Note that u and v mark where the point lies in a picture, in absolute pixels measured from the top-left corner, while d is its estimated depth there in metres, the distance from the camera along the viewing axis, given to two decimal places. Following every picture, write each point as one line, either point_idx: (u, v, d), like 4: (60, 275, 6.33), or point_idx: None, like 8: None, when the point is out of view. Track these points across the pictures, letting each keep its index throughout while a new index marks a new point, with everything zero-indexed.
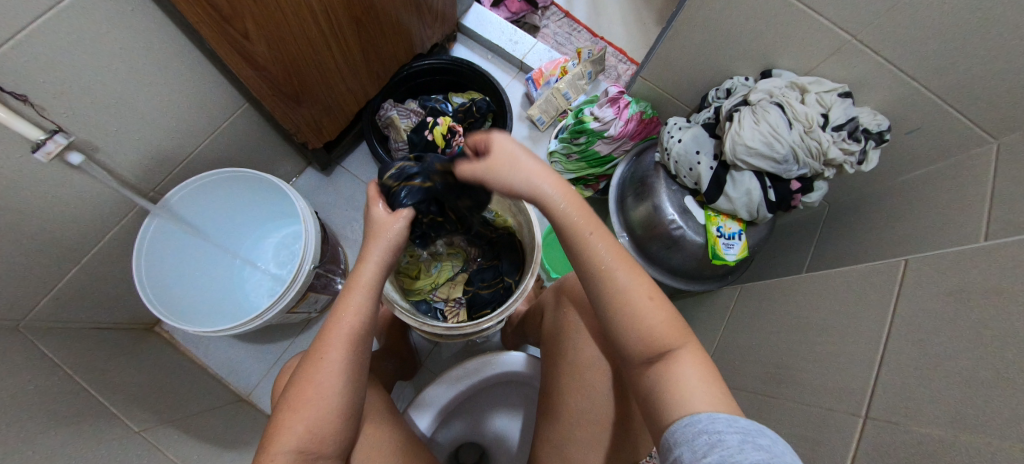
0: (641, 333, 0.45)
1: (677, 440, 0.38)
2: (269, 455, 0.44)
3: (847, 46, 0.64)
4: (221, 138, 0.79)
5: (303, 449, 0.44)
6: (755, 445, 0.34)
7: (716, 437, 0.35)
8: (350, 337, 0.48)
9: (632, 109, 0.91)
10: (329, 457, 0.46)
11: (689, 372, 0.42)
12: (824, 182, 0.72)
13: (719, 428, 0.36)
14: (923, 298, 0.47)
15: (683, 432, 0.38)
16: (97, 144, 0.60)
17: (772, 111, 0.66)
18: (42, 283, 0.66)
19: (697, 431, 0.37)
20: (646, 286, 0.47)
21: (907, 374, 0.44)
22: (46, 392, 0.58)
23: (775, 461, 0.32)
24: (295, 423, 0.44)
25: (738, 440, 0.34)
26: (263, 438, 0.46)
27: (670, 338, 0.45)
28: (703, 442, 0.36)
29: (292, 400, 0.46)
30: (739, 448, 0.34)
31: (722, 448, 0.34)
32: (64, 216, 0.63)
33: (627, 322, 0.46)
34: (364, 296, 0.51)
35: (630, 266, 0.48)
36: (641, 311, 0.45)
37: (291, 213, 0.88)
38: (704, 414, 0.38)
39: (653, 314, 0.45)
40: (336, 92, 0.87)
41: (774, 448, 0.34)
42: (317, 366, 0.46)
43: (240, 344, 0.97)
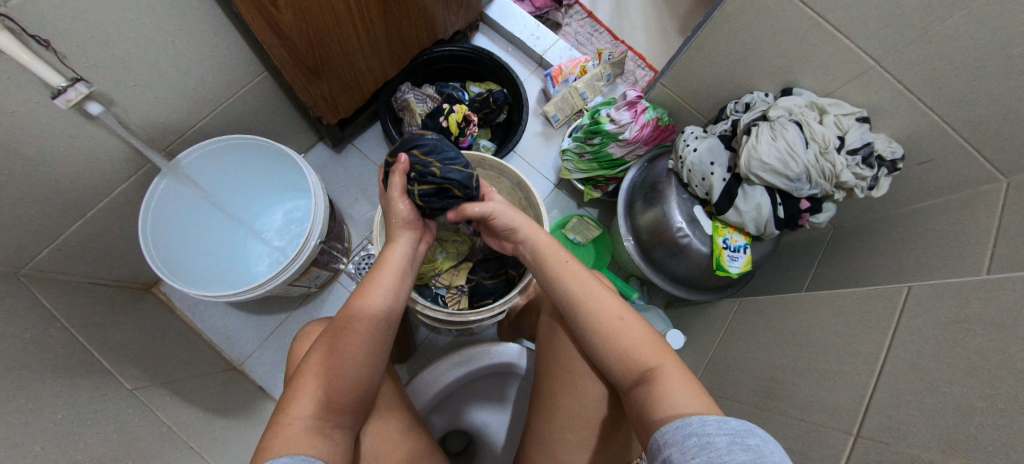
0: (618, 354, 0.49)
1: (668, 440, 0.38)
2: (287, 417, 0.45)
3: (870, 71, 0.65)
4: (236, 105, 0.78)
5: (321, 416, 0.46)
6: (742, 446, 0.34)
7: (706, 439, 0.35)
8: (377, 313, 0.51)
9: (649, 114, 0.90)
10: (344, 428, 0.48)
11: (667, 382, 0.45)
12: (832, 204, 0.72)
13: (709, 430, 0.36)
14: (924, 324, 0.48)
15: (674, 434, 0.38)
16: (114, 97, 0.59)
17: (790, 129, 0.66)
18: (47, 233, 0.65)
19: (688, 433, 0.37)
20: (615, 307, 0.52)
21: (902, 397, 0.45)
22: (42, 343, 0.58)
23: (763, 461, 0.33)
24: (315, 388, 0.47)
25: (727, 442, 0.35)
26: (280, 403, 0.47)
27: (648, 353, 0.48)
28: (693, 444, 0.36)
29: (312, 367, 0.48)
30: (727, 449, 0.34)
31: (711, 450, 0.35)
32: (74, 168, 0.62)
33: (605, 345, 0.50)
34: (390, 280, 0.55)
35: (602, 292, 0.54)
36: (615, 331, 0.50)
37: (300, 186, 0.88)
38: (696, 417, 0.38)
39: (627, 334, 0.50)
40: (356, 69, 0.86)
41: (763, 448, 0.34)
42: (338, 334, 0.50)
43: (236, 312, 0.97)
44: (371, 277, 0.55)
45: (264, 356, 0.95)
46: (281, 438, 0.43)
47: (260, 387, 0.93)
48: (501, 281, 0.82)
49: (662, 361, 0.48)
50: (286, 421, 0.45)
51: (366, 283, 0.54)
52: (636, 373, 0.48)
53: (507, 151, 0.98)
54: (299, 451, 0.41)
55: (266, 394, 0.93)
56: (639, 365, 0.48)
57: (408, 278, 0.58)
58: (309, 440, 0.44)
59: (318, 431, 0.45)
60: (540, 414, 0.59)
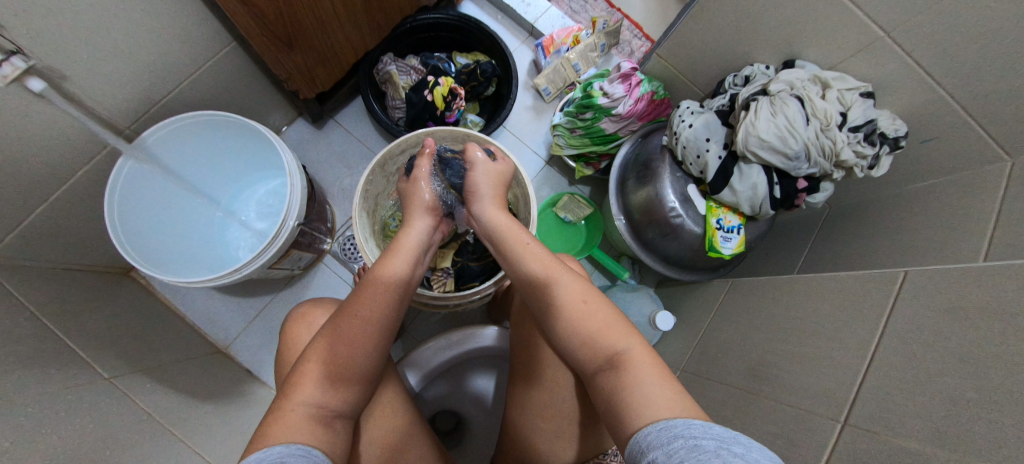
0: (582, 340, 0.48)
1: (651, 443, 0.36)
2: (290, 403, 0.43)
3: (876, 43, 0.61)
4: (204, 78, 0.73)
5: (325, 404, 0.45)
6: (731, 451, 0.32)
7: (693, 442, 0.34)
8: (390, 288, 0.52)
9: (644, 87, 0.86)
10: (345, 418, 0.46)
11: (633, 368, 0.44)
12: (830, 183, 0.70)
13: (696, 434, 0.35)
14: (918, 312, 0.47)
15: (657, 436, 0.36)
16: (64, 72, 0.55)
17: (791, 104, 0.63)
18: (10, 217, 0.62)
19: (674, 435, 0.35)
20: (580, 290, 0.51)
21: (892, 386, 0.44)
22: (12, 333, 0.56)
23: None
24: (315, 375, 0.45)
25: (714, 445, 0.33)
26: (280, 389, 0.46)
27: (612, 334, 0.47)
28: (679, 446, 0.34)
29: (313, 352, 0.47)
30: (715, 452, 0.32)
31: (698, 451, 0.33)
32: (30, 148, 0.58)
33: (568, 332, 0.49)
34: (406, 258, 0.56)
35: (565, 276, 0.52)
36: (579, 316, 0.49)
37: (277, 165, 0.84)
38: (680, 420, 0.37)
39: (589, 316, 0.48)
40: (332, 39, 0.81)
41: (752, 455, 0.32)
42: (342, 320, 0.48)
43: (218, 295, 0.95)
44: (383, 260, 0.54)
45: (250, 339, 0.94)
46: (286, 424, 0.42)
47: (247, 370, 0.92)
48: (487, 263, 0.80)
49: (627, 344, 0.46)
50: (289, 407, 0.43)
51: (383, 260, 0.54)
52: (600, 359, 0.46)
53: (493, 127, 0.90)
54: (294, 441, 0.40)
55: (254, 376, 0.92)
56: (604, 351, 0.46)
57: (424, 259, 0.60)
58: (308, 429, 0.42)
59: (321, 420, 0.44)
60: (516, 403, 0.59)
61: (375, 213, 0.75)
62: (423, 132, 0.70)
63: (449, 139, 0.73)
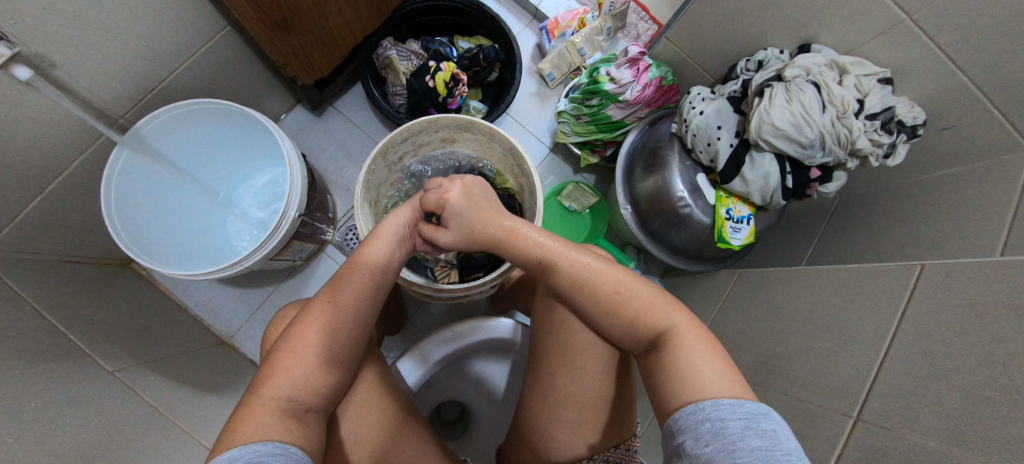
0: (627, 324, 0.48)
1: (681, 426, 0.38)
2: (261, 397, 0.42)
3: (898, 26, 0.59)
4: (199, 65, 0.71)
5: (296, 398, 0.43)
6: (758, 431, 0.34)
7: (720, 425, 0.36)
8: (367, 277, 0.50)
9: (652, 72, 0.84)
10: (317, 413, 0.45)
11: (681, 343, 0.44)
12: (844, 173, 0.68)
13: (723, 415, 0.36)
14: (934, 305, 0.46)
15: (686, 419, 0.38)
16: (54, 59, 0.53)
17: (807, 91, 0.61)
18: (6, 210, 0.61)
19: (701, 419, 0.37)
20: (612, 279, 0.49)
21: (908, 382, 0.44)
22: (13, 327, 0.55)
23: (777, 448, 0.33)
24: (295, 367, 0.44)
25: (741, 427, 0.35)
26: (253, 381, 0.44)
27: (658, 313, 0.47)
28: (706, 430, 0.36)
29: (289, 345, 0.45)
30: (742, 435, 0.34)
31: (725, 436, 0.35)
32: (23, 139, 0.57)
33: (611, 321, 0.49)
34: (385, 245, 0.53)
35: (601, 258, 0.51)
36: (621, 302, 0.48)
37: (275, 154, 0.82)
38: (708, 401, 0.38)
39: (631, 302, 0.48)
40: (330, 22, 0.78)
41: (777, 432, 0.35)
42: (323, 313, 0.47)
43: (221, 286, 0.94)
44: (359, 250, 0.52)
45: (254, 330, 0.94)
46: (255, 418, 0.40)
47: (251, 361, 0.92)
48: (493, 254, 0.79)
49: (671, 321, 0.46)
50: (258, 402, 0.42)
51: (360, 246, 0.52)
52: (649, 338, 0.47)
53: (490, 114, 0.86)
54: (271, 439, 0.39)
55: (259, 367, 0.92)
56: (650, 330, 0.47)
57: (402, 248, 0.55)
58: (283, 424, 0.41)
59: (294, 415, 0.42)
60: (535, 392, 0.58)
61: (377, 202, 0.74)
62: (425, 119, 0.68)
63: (451, 126, 0.72)
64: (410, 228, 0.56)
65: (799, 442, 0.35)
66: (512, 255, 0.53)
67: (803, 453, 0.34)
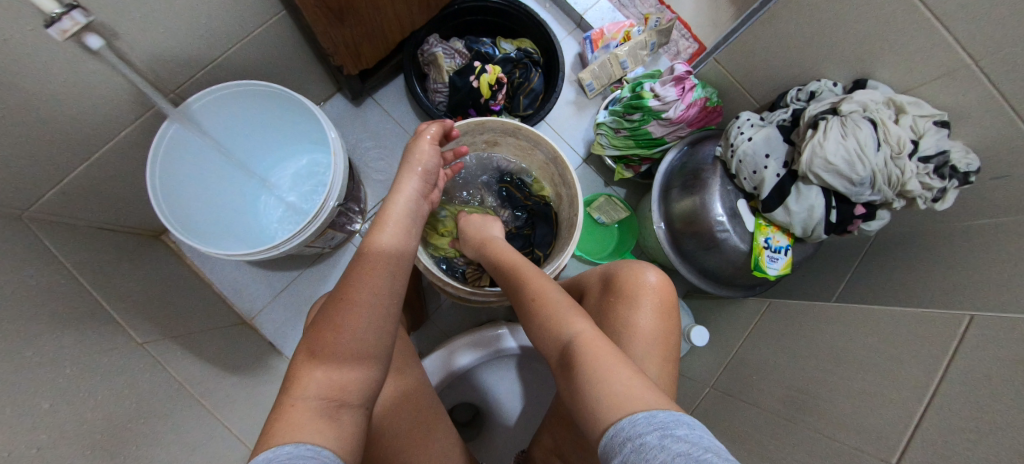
0: (542, 334, 0.48)
1: (608, 455, 0.34)
2: (290, 399, 0.41)
3: (963, 70, 0.58)
4: (251, 45, 0.71)
5: (328, 396, 0.42)
6: (674, 437, 0.31)
7: (639, 442, 0.32)
8: (380, 262, 0.49)
9: (697, 93, 0.83)
10: (353, 408, 0.43)
11: (578, 356, 0.43)
12: (887, 212, 0.67)
13: (641, 430, 0.32)
14: (987, 359, 0.45)
15: (611, 447, 0.34)
16: (118, 31, 0.53)
17: (864, 128, 0.60)
18: (52, 174, 0.61)
19: (623, 440, 0.33)
20: (535, 292, 0.53)
21: (956, 433, 0.43)
22: (49, 291, 0.55)
23: (695, 451, 0.29)
24: (316, 368, 0.43)
25: (658, 437, 0.31)
26: (284, 386, 0.44)
27: (563, 323, 0.47)
28: (629, 451, 0.32)
29: (311, 345, 0.45)
30: (660, 444, 0.30)
31: (645, 451, 0.31)
32: (76, 106, 0.57)
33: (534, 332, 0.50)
34: (397, 227, 0.53)
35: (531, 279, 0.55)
36: (538, 311, 0.50)
37: (317, 142, 0.83)
38: (625, 419, 0.34)
39: (546, 310, 0.50)
40: (382, 15, 0.78)
41: (692, 435, 0.31)
42: (341, 305, 0.45)
43: (247, 266, 0.94)
44: (371, 233, 0.52)
45: (275, 313, 0.94)
46: (287, 421, 0.39)
47: (271, 343, 0.92)
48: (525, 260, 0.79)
49: (575, 330, 0.46)
50: (289, 405, 0.41)
51: (371, 232, 0.52)
52: (558, 352, 0.46)
53: (520, 100, 0.96)
54: (304, 439, 0.38)
55: (277, 350, 0.92)
56: (557, 340, 0.46)
57: (416, 226, 0.56)
58: (314, 424, 0.40)
59: (325, 413, 0.41)
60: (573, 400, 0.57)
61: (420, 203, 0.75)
62: (474, 122, 0.69)
63: (498, 130, 0.73)
64: (421, 200, 0.58)
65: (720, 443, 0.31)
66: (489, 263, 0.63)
67: (725, 452, 0.30)
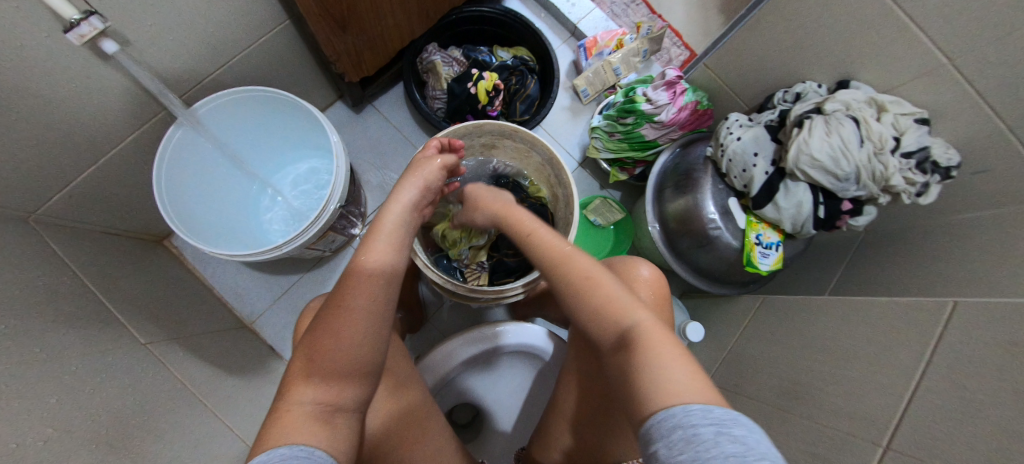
0: (592, 315, 0.45)
1: (652, 435, 0.34)
2: (287, 403, 0.42)
3: (939, 69, 0.60)
4: (256, 53, 0.73)
5: (323, 401, 0.43)
6: (731, 437, 0.30)
7: (691, 432, 0.31)
8: (375, 275, 0.48)
9: (688, 96, 0.86)
10: (346, 412, 0.44)
11: (641, 343, 0.40)
12: (874, 207, 0.69)
13: (693, 421, 0.32)
14: (973, 342, 0.46)
15: (658, 427, 0.34)
16: (129, 38, 0.55)
17: (847, 125, 0.62)
18: (61, 178, 0.63)
19: (672, 426, 0.33)
20: (586, 267, 0.48)
21: (941, 414, 0.44)
22: (54, 291, 0.56)
23: (750, 456, 0.29)
24: (310, 373, 0.43)
25: (713, 433, 0.31)
26: (279, 389, 0.44)
27: (621, 309, 0.44)
28: (677, 438, 0.32)
29: (305, 350, 0.45)
30: (714, 442, 0.30)
31: (697, 444, 0.30)
32: (87, 110, 0.59)
33: (579, 310, 0.47)
34: (390, 236, 0.53)
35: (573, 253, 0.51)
36: (590, 290, 0.46)
37: (319, 147, 0.85)
38: (679, 406, 0.34)
39: (598, 291, 0.46)
40: (383, 24, 0.80)
41: (749, 438, 0.31)
42: (334, 312, 0.45)
43: (248, 270, 0.95)
44: (365, 240, 0.51)
45: (276, 316, 0.95)
46: (282, 425, 0.40)
47: (271, 347, 0.93)
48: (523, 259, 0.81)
49: (636, 318, 0.43)
50: (286, 408, 0.42)
51: (364, 242, 0.51)
52: (611, 335, 0.43)
53: (517, 106, 0.99)
54: (297, 441, 0.38)
55: (276, 353, 0.93)
56: (612, 324, 0.43)
57: (408, 237, 0.56)
58: (308, 428, 0.40)
59: (319, 417, 0.42)
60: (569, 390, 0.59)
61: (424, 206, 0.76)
62: (472, 125, 0.71)
63: (495, 133, 0.75)
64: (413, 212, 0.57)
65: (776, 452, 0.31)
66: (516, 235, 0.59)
67: (777, 459, 0.30)
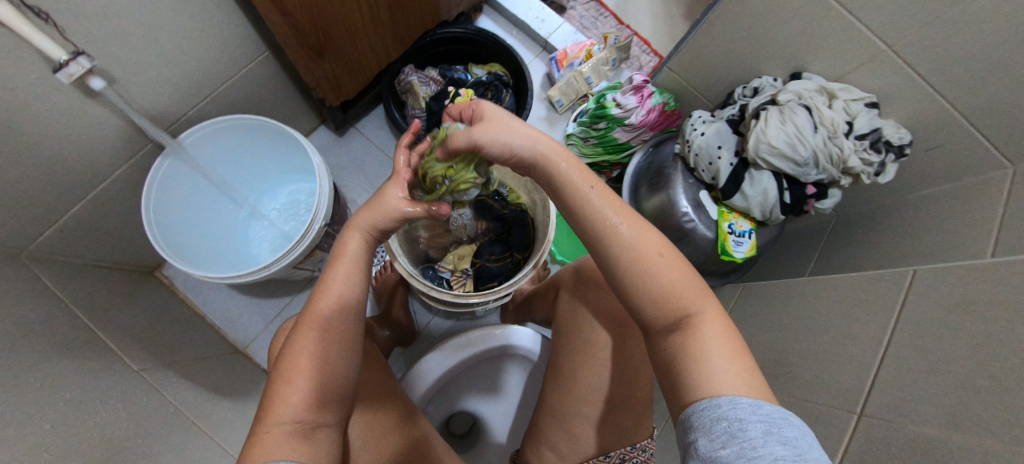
0: (655, 298, 0.43)
1: (696, 423, 0.36)
2: (266, 424, 0.42)
3: (881, 56, 0.64)
4: (239, 84, 0.77)
5: (303, 418, 0.43)
6: (779, 438, 0.32)
7: (738, 426, 0.33)
8: (340, 312, 0.48)
9: (655, 98, 0.90)
10: (326, 427, 0.45)
11: (703, 335, 0.40)
12: (838, 190, 0.72)
13: (742, 415, 0.34)
14: (931, 306, 0.49)
15: (702, 415, 0.36)
16: (116, 75, 0.58)
17: (800, 113, 0.66)
18: (51, 213, 0.65)
19: (717, 417, 0.35)
20: (656, 242, 0.44)
21: (904, 377, 0.46)
22: (46, 322, 0.57)
23: (799, 458, 0.31)
24: (291, 392, 0.44)
25: (762, 432, 0.32)
26: (258, 410, 0.44)
27: (686, 298, 0.42)
28: (722, 430, 0.34)
29: (284, 372, 0.45)
30: (762, 441, 0.32)
31: (744, 439, 0.32)
32: (76, 146, 0.62)
33: (639, 287, 0.43)
34: (352, 266, 0.50)
35: (636, 222, 0.45)
36: (655, 269, 0.43)
37: (304, 169, 0.88)
38: (725, 397, 0.36)
39: (667, 272, 0.43)
40: (359, 50, 0.85)
41: (798, 440, 0.32)
42: (308, 335, 0.46)
43: (239, 295, 0.97)
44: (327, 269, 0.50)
45: (269, 340, 0.96)
46: (262, 446, 0.40)
47: (264, 370, 0.94)
48: (506, 264, 0.82)
49: (700, 308, 0.42)
50: (265, 430, 0.42)
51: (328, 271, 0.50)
52: (667, 319, 0.43)
53: None
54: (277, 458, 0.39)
55: None
56: (673, 310, 0.42)
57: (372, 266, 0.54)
58: (289, 445, 0.41)
59: (300, 435, 0.43)
60: (552, 386, 0.60)
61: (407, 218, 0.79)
62: None
63: None
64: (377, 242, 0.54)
65: (823, 453, 0.32)
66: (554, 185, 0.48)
67: (824, 463, 0.31)
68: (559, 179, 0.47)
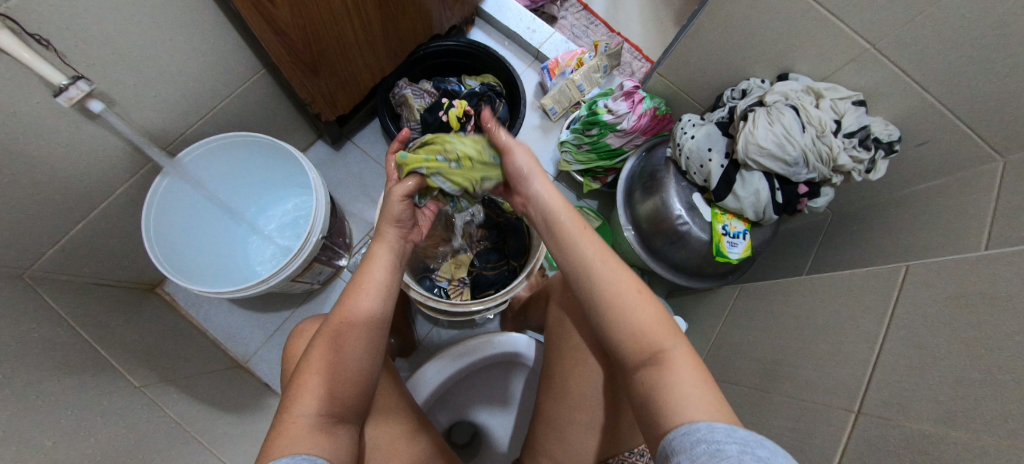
0: (630, 332, 0.43)
1: (676, 448, 0.35)
2: (291, 415, 0.42)
3: (865, 54, 0.65)
4: (236, 102, 0.79)
5: (326, 413, 0.43)
6: (755, 456, 0.31)
7: (715, 447, 0.32)
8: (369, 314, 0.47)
9: (646, 103, 0.91)
10: (347, 425, 0.45)
11: (675, 370, 0.40)
12: (831, 188, 0.73)
13: (719, 438, 0.33)
14: (923, 300, 0.49)
15: (682, 440, 0.35)
16: (115, 97, 0.60)
17: (787, 114, 0.66)
18: (53, 233, 0.66)
19: (695, 440, 0.34)
20: (633, 280, 0.46)
21: (901, 373, 0.46)
22: (49, 341, 0.58)
23: None
24: (316, 384, 0.43)
25: (738, 450, 0.32)
26: (282, 401, 0.44)
27: (660, 334, 0.43)
28: (701, 451, 0.33)
29: (310, 363, 0.44)
30: (739, 458, 0.31)
31: (722, 457, 0.31)
32: (77, 167, 0.63)
33: (614, 323, 0.44)
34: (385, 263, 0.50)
35: (617, 262, 0.47)
36: (629, 305, 0.44)
37: (301, 184, 0.89)
38: (703, 423, 0.35)
39: (642, 308, 0.44)
40: (353, 65, 0.87)
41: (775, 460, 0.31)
42: (336, 329, 0.46)
43: (239, 310, 0.98)
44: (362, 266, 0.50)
45: (270, 353, 0.96)
46: (285, 439, 0.40)
47: (265, 384, 0.94)
48: (502, 271, 0.83)
49: (673, 346, 0.42)
50: (290, 420, 0.42)
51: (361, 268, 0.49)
52: (641, 354, 0.43)
53: None
54: (301, 451, 0.39)
55: (272, 389, 0.94)
56: (647, 345, 0.42)
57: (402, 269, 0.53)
58: (311, 439, 0.41)
59: (321, 429, 0.42)
60: (547, 392, 0.60)
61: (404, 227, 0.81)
62: None
63: None
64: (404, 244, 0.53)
65: None
66: (548, 218, 0.50)
67: None
68: (553, 215, 0.50)
